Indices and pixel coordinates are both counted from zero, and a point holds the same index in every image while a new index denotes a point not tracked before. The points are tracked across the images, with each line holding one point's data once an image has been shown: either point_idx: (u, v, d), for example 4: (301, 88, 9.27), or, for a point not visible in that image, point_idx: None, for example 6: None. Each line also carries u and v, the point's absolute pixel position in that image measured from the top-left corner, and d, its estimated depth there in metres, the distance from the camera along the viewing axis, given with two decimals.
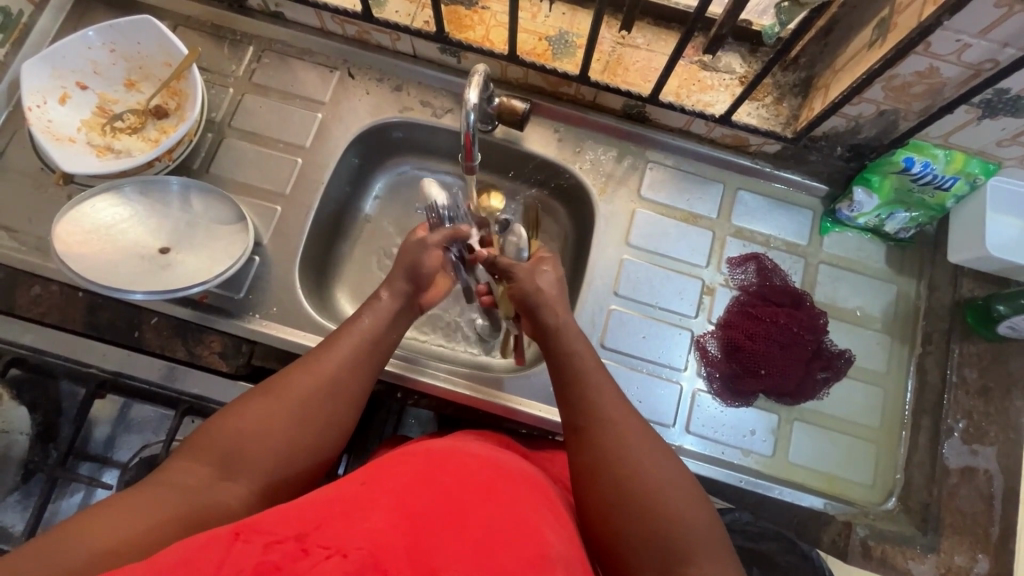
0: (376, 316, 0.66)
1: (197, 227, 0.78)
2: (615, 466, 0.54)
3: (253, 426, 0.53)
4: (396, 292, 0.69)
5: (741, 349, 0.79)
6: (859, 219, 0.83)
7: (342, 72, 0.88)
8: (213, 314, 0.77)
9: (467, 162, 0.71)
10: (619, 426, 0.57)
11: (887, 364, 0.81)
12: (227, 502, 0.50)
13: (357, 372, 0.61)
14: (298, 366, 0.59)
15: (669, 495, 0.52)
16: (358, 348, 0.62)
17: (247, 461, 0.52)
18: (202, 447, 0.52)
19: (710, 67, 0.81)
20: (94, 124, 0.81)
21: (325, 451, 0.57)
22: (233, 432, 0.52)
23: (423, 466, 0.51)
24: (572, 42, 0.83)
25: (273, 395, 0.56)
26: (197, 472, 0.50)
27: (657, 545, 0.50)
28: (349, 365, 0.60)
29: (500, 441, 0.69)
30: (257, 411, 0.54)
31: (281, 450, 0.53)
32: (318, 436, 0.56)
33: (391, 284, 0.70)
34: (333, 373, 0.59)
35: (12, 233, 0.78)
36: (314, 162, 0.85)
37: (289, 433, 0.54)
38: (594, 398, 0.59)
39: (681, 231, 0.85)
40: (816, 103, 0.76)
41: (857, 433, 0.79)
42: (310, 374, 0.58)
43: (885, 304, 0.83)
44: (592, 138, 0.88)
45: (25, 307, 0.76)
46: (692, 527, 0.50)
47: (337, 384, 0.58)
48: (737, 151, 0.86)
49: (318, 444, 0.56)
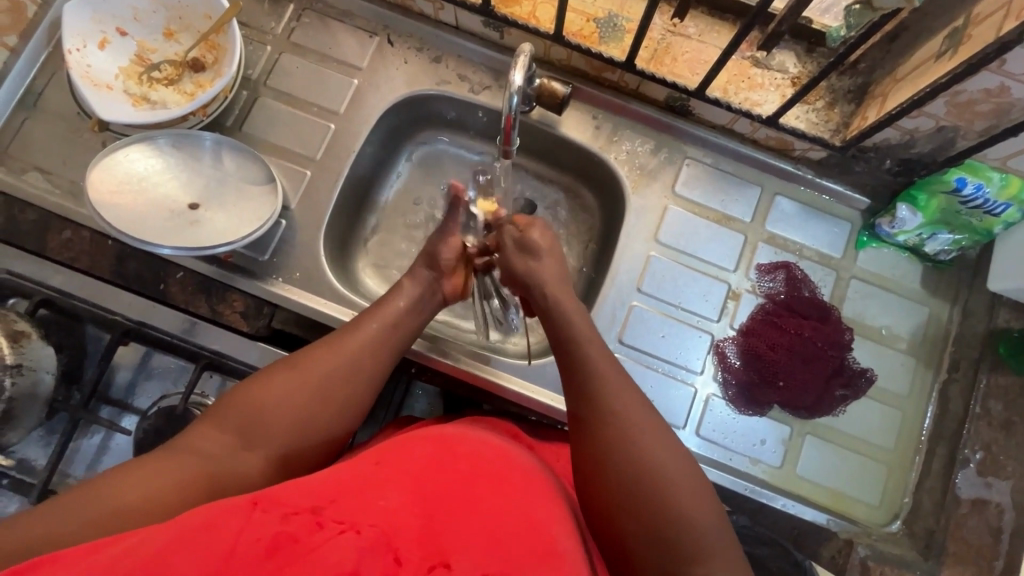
0: (402, 300, 0.66)
1: (228, 185, 0.78)
2: (624, 471, 0.53)
3: (275, 398, 0.54)
4: (418, 280, 0.69)
5: (762, 358, 0.78)
6: (899, 236, 0.80)
7: (381, 38, 0.86)
8: (236, 273, 0.78)
9: (505, 146, 0.70)
10: (629, 431, 0.55)
11: (908, 386, 0.80)
12: (245, 471, 0.51)
13: (376, 354, 0.61)
14: (321, 344, 0.59)
15: (679, 495, 0.52)
16: (380, 330, 0.62)
17: (267, 431, 0.52)
18: (227, 415, 0.53)
19: (763, 65, 0.78)
20: (131, 72, 0.80)
21: (339, 430, 0.57)
22: (254, 403, 0.53)
23: (435, 448, 0.52)
24: (621, 26, 0.80)
25: (294, 369, 0.56)
26: (218, 439, 0.51)
27: (660, 551, 0.50)
28: (372, 348, 0.60)
29: (509, 429, 0.68)
30: (279, 384, 0.55)
31: (300, 425, 0.54)
32: (333, 412, 0.56)
33: (414, 272, 0.70)
34: (353, 352, 0.59)
35: (47, 175, 0.80)
36: (347, 128, 0.84)
37: (308, 409, 0.55)
38: (605, 401, 0.58)
39: (712, 232, 0.83)
40: (870, 112, 0.73)
41: (869, 452, 0.78)
42: (331, 351, 0.58)
43: (913, 326, 0.81)
44: (630, 127, 0.85)
45: (56, 250, 0.78)
46: (701, 525, 0.51)
47: (357, 363, 0.59)
48: (780, 154, 0.83)
49: (336, 421, 0.56)
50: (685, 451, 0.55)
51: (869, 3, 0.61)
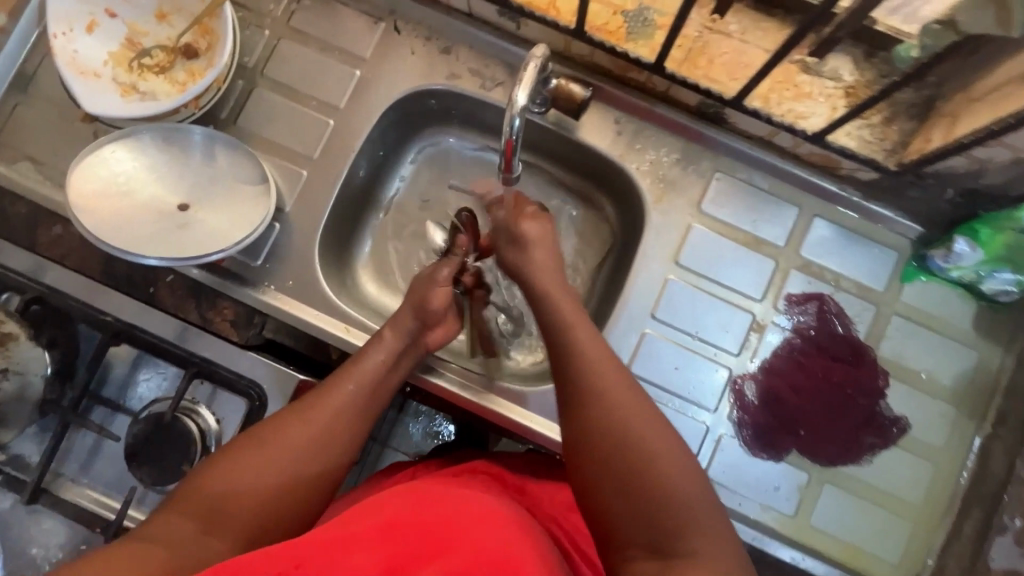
0: (380, 356, 0.64)
1: (219, 184, 0.74)
2: (608, 462, 0.49)
3: (245, 477, 0.51)
4: (398, 331, 0.66)
5: (782, 400, 0.72)
6: (953, 271, 0.71)
7: (388, 24, 0.79)
8: (230, 281, 0.75)
9: (506, 173, 0.62)
10: (615, 420, 0.51)
11: (946, 438, 0.73)
12: (210, 557, 0.47)
13: (352, 422, 0.59)
14: (292, 414, 0.57)
15: (664, 470, 0.48)
16: (357, 396, 0.60)
17: (236, 512, 0.50)
18: (191, 499, 0.49)
19: (813, 71, 0.68)
20: (121, 58, 0.75)
21: (314, 503, 0.54)
22: (221, 483, 0.51)
23: (408, 508, 0.50)
24: (653, 20, 0.70)
25: (264, 445, 0.54)
26: (181, 524, 0.48)
27: (651, 536, 0.46)
28: (348, 415, 0.59)
29: (491, 477, 0.65)
30: (248, 461, 0.52)
31: (271, 504, 0.51)
32: (307, 488, 0.54)
33: (396, 322, 0.67)
34: (328, 422, 0.57)
35: (39, 166, 0.77)
36: (347, 125, 0.78)
37: (279, 487, 0.52)
38: (587, 387, 0.54)
39: (740, 255, 0.75)
40: (934, 134, 0.64)
41: (893, 507, 0.72)
42: (304, 423, 0.56)
43: (957, 372, 0.73)
44: (655, 134, 0.77)
45: (44, 248, 0.76)
46: (689, 502, 0.47)
47: (332, 434, 0.57)
48: (823, 171, 0.74)
49: (310, 498, 0.54)
50: (673, 438, 0.51)
51: (953, 25, 0.53)
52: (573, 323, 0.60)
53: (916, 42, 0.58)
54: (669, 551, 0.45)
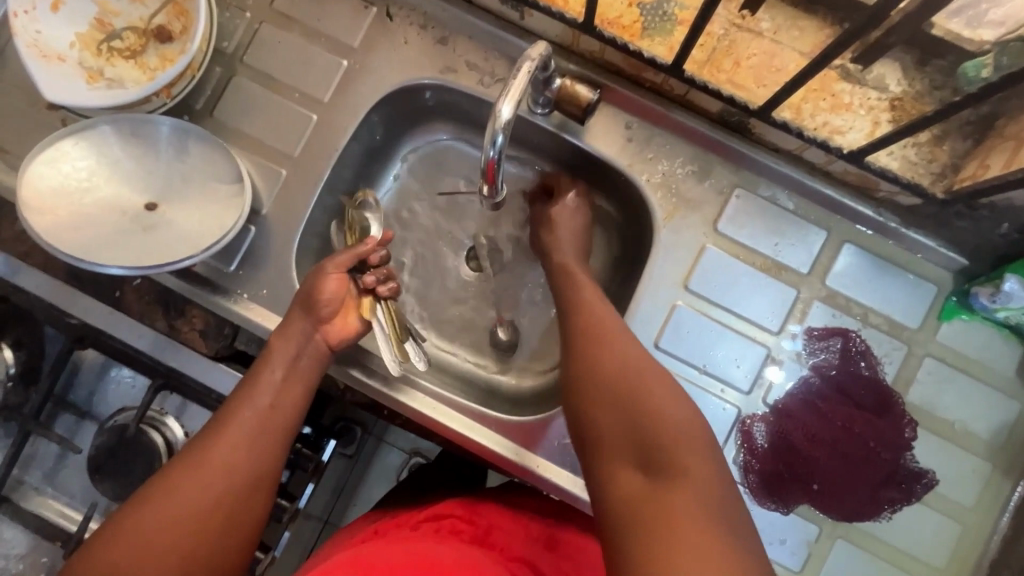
0: (277, 372, 0.57)
1: (190, 182, 0.68)
2: (604, 381, 0.52)
3: (133, 549, 0.45)
4: (290, 341, 0.59)
5: (794, 448, 0.65)
6: (999, 312, 0.63)
7: (380, 10, 0.71)
8: (201, 288, 0.70)
9: (488, 196, 0.56)
10: (617, 350, 0.54)
11: (977, 496, 0.65)
12: None
13: (254, 450, 0.52)
14: (185, 461, 0.50)
15: (657, 401, 0.50)
16: (254, 419, 0.54)
17: None
18: None
19: (856, 79, 0.59)
20: (89, 40, 0.69)
21: (233, 548, 0.49)
22: (109, 561, 0.44)
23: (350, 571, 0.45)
24: (671, 14, 0.61)
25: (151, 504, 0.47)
26: None
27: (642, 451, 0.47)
28: (244, 444, 0.52)
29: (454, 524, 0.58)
30: (134, 528, 0.46)
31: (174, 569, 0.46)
32: (216, 536, 0.48)
33: (286, 329, 0.60)
34: (222, 460, 0.50)
35: (4, 155, 0.72)
36: (331, 121, 0.71)
37: (179, 547, 0.46)
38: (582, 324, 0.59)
39: (758, 283, 0.68)
40: (994, 159, 0.55)
41: (912, 569, 0.65)
42: (195, 467, 0.50)
43: (996, 424, 0.66)
44: (669, 143, 0.69)
45: (8, 243, 0.70)
46: (680, 429, 0.48)
47: (229, 471, 0.50)
48: (858, 192, 0.66)
49: (220, 546, 0.48)
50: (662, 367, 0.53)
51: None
52: (582, 283, 0.65)
53: (991, 60, 0.51)
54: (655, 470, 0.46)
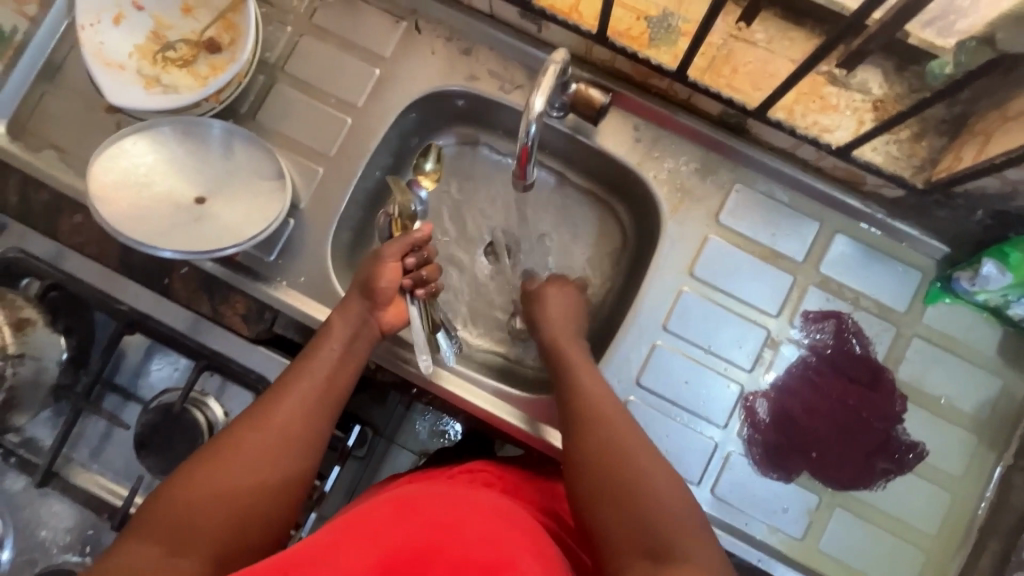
0: (334, 347, 0.64)
1: (235, 179, 0.74)
2: (594, 461, 0.53)
3: (204, 494, 0.50)
4: (347, 317, 0.66)
5: (795, 421, 0.70)
6: (979, 294, 0.69)
7: (409, 24, 0.79)
8: (241, 274, 0.76)
9: (519, 178, 0.63)
10: (609, 441, 0.54)
11: (964, 467, 0.70)
12: None
13: (311, 418, 0.58)
14: (250, 423, 0.55)
15: (626, 440, 0.54)
16: (312, 391, 0.59)
17: (199, 530, 0.48)
18: (153, 526, 0.48)
19: (841, 83, 0.66)
20: (146, 50, 0.76)
21: (285, 507, 0.54)
22: (183, 501, 0.49)
23: (393, 513, 0.50)
24: (676, 27, 0.69)
25: (222, 455, 0.53)
26: (147, 552, 0.46)
27: (619, 489, 0.51)
28: (304, 413, 0.58)
29: (485, 479, 0.63)
30: (206, 475, 0.51)
31: (237, 517, 0.50)
32: (273, 492, 0.53)
33: (345, 312, 0.67)
34: (284, 423, 0.56)
35: (63, 155, 0.79)
36: (364, 124, 0.78)
37: (242, 496, 0.51)
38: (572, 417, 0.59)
39: (757, 269, 0.74)
40: (966, 152, 0.62)
41: (906, 535, 0.70)
42: (260, 427, 0.55)
43: (980, 399, 0.71)
44: (674, 142, 0.75)
45: (67, 235, 0.77)
46: (645, 468, 0.52)
47: (288, 435, 0.56)
48: (848, 186, 0.72)
49: (276, 503, 0.53)
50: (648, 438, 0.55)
51: (993, 41, 0.53)
52: (573, 354, 0.67)
53: (950, 59, 0.58)
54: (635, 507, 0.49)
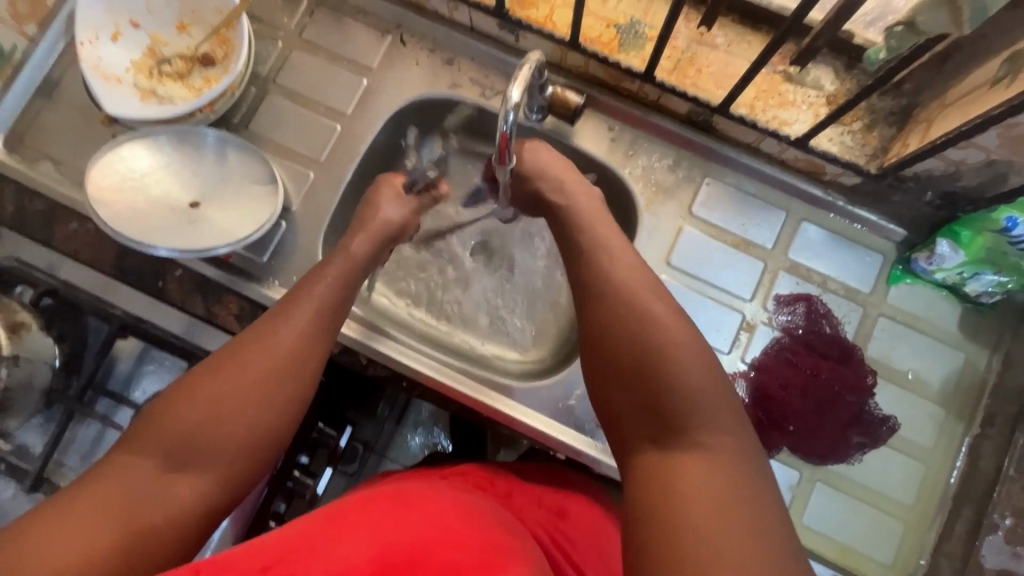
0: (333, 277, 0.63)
1: (228, 183, 0.77)
2: (616, 354, 0.51)
3: (205, 409, 0.50)
4: (354, 255, 0.66)
5: (773, 398, 0.73)
6: (937, 273, 0.73)
7: (394, 37, 0.83)
8: (237, 277, 0.78)
9: (501, 164, 0.63)
10: (627, 331, 0.51)
11: (935, 438, 0.74)
12: (179, 495, 0.46)
13: (313, 341, 0.57)
14: (249, 340, 0.55)
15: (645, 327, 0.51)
16: (312, 317, 0.58)
17: (197, 444, 0.48)
18: (151, 438, 0.48)
19: (796, 81, 0.72)
20: (142, 65, 0.79)
21: (287, 426, 0.53)
22: (181, 413, 0.49)
23: (391, 504, 0.51)
24: (643, 33, 0.75)
25: (220, 370, 0.52)
26: (146, 463, 0.46)
27: (642, 368, 0.49)
28: (305, 333, 0.57)
29: (477, 480, 0.65)
30: (204, 390, 0.50)
31: (238, 432, 0.50)
32: (276, 408, 0.52)
33: (356, 245, 0.67)
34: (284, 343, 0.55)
35: (59, 166, 0.81)
36: (353, 130, 0.82)
37: (244, 409, 0.51)
38: (599, 335, 0.53)
39: (729, 257, 0.78)
40: (912, 138, 0.67)
41: (883, 506, 0.72)
42: (261, 346, 0.54)
43: (945, 373, 0.75)
44: (648, 141, 0.80)
45: (62, 241, 0.78)
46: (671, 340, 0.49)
47: (290, 355, 0.55)
48: (810, 177, 0.77)
49: (278, 423, 0.52)
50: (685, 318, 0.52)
51: (914, 26, 0.57)
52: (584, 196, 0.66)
53: (882, 45, 0.62)
54: (656, 386, 0.48)
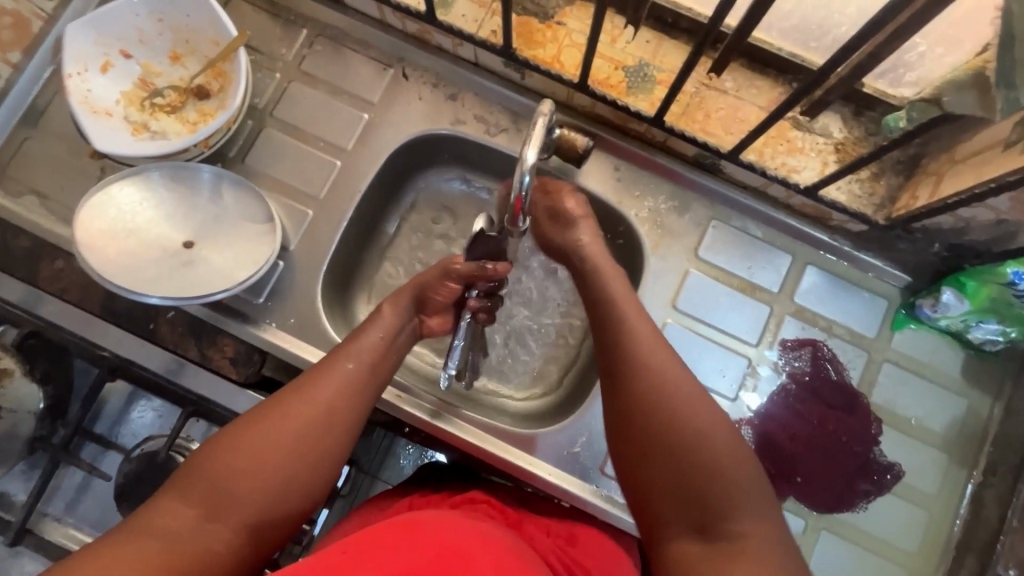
0: (379, 334, 0.63)
1: (224, 222, 0.75)
2: (654, 440, 0.52)
3: (244, 462, 0.50)
4: (399, 307, 0.66)
5: (779, 448, 0.73)
6: (941, 320, 0.73)
7: (396, 71, 0.81)
8: (226, 316, 0.75)
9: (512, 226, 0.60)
10: (665, 417, 0.52)
11: (938, 486, 0.74)
12: (213, 547, 0.47)
13: (353, 395, 0.58)
14: (291, 392, 0.55)
15: (685, 412, 0.52)
16: (354, 373, 0.59)
17: (233, 496, 0.49)
18: (192, 487, 0.49)
19: (805, 128, 0.72)
20: (134, 97, 0.77)
21: (320, 483, 0.54)
22: (222, 463, 0.50)
23: (402, 529, 0.48)
24: (651, 76, 0.74)
25: (262, 420, 0.53)
26: (184, 512, 0.48)
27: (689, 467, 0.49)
28: (348, 390, 0.58)
29: (489, 509, 0.65)
30: (246, 440, 0.51)
31: (271, 488, 0.51)
32: (309, 465, 0.53)
33: (396, 298, 0.67)
34: (325, 397, 0.56)
35: (44, 200, 0.77)
36: (354, 166, 0.80)
37: (280, 466, 0.51)
38: (628, 414, 0.54)
39: (734, 301, 0.77)
40: (921, 191, 0.67)
41: (888, 554, 0.72)
42: (303, 398, 0.55)
43: (948, 420, 0.75)
44: (652, 182, 0.79)
45: (47, 282, 0.73)
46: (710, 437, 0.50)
47: (329, 412, 0.55)
48: (815, 222, 0.77)
49: (308, 481, 0.53)
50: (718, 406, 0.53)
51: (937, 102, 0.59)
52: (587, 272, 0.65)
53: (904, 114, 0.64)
54: (704, 496, 0.48)
